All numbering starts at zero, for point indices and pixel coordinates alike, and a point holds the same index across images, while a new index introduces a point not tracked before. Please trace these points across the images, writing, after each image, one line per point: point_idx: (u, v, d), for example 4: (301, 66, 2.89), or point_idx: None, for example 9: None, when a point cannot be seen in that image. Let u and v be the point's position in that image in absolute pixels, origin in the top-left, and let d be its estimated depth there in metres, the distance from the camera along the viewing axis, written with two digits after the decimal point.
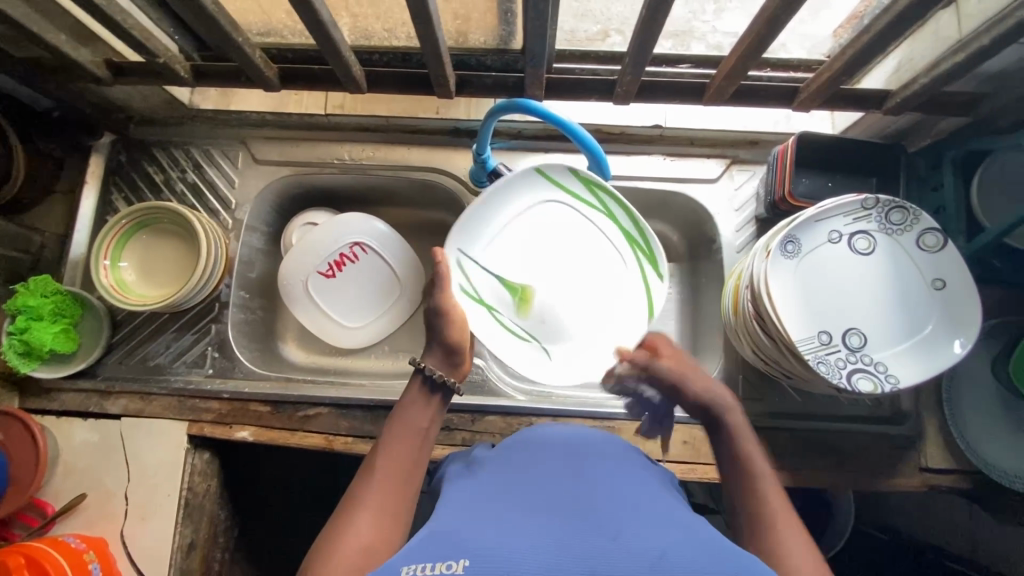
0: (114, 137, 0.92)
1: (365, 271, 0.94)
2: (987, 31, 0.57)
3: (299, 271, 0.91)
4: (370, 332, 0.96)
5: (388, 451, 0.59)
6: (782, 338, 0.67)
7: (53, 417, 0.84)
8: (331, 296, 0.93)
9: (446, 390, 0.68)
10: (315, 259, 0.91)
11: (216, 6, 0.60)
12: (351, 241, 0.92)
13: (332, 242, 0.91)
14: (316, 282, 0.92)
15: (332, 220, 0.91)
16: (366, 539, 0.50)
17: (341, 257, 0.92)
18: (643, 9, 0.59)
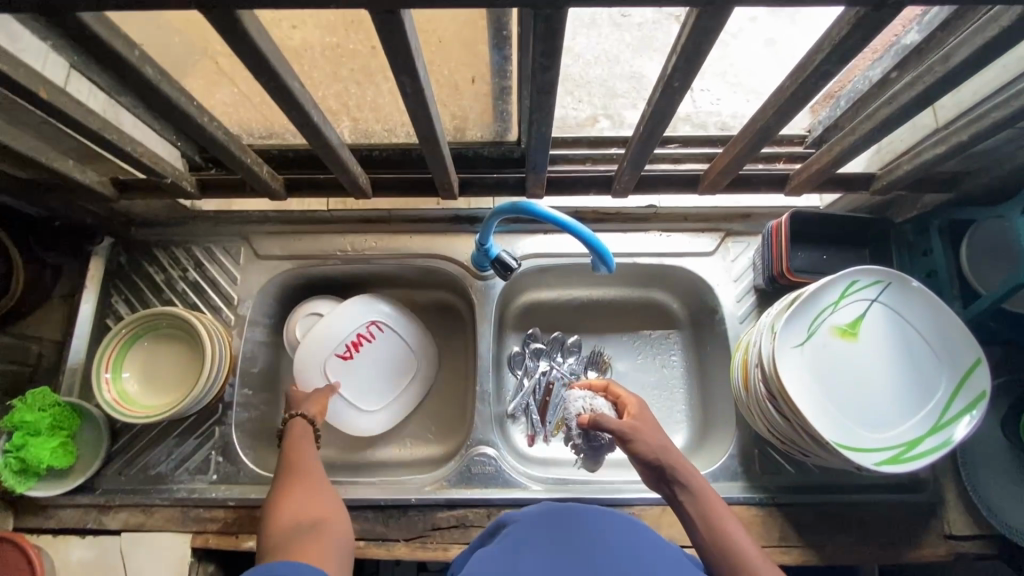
0: (113, 239, 0.92)
1: (381, 351, 0.93)
2: (965, 129, 0.60)
3: (318, 353, 0.89)
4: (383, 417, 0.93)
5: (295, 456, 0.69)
6: (798, 421, 0.67)
7: (50, 536, 0.80)
8: (350, 378, 0.91)
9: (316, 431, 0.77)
10: (332, 342, 0.90)
11: (227, 135, 0.61)
12: (368, 320, 0.92)
13: (348, 325, 0.91)
14: (333, 364, 0.90)
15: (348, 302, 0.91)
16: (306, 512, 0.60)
17: (358, 338, 0.92)
18: (642, 125, 0.62)
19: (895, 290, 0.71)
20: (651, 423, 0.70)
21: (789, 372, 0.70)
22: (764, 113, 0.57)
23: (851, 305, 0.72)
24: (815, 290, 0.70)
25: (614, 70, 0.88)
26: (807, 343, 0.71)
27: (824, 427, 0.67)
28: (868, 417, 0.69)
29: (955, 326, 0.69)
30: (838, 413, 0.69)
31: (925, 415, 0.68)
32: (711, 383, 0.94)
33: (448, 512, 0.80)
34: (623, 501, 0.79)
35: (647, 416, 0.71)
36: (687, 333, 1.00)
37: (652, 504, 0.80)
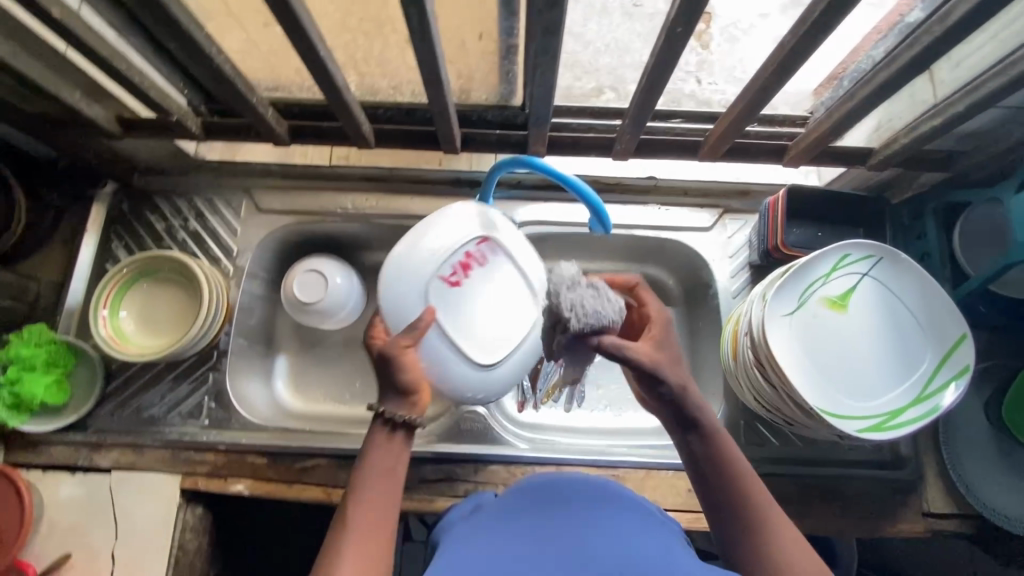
0: (117, 185, 0.93)
1: (501, 280, 0.62)
2: (961, 99, 0.61)
3: (406, 283, 0.61)
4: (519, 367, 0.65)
5: (358, 515, 0.54)
6: (783, 387, 0.68)
7: (40, 471, 0.81)
8: (450, 314, 0.61)
9: (410, 426, 0.59)
10: (432, 262, 0.61)
11: (234, 70, 0.62)
12: (477, 236, 0.62)
13: (449, 237, 0.61)
14: (433, 292, 0.61)
15: (445, 210, 0.64)
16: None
17: (466, 257, 0.62)
18: (644, 76, 0.64)
19: (886, 266, 0.72)
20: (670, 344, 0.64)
21: (778, 340, 0.71)
22: (765, 70, 0.60)
23: (841, 276, 0.73)
24: (807, 261, 0.71)
25: (626, 61, 0.84)
26: (796, 313, 0.72)
27: (809, 394, 0.69)
28: (853, 387, 0.70)
29: (941, 301, 0.70)
30: (823, 382, 0.70)
31: (908, 387, 0.69)
32: (703, 359, 0.95)
33: (435, 466, 0.81)
34: (608, 464, 0.81)
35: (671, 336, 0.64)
36: (681, 310, 1.00)
37: (637, 467, 0.81)
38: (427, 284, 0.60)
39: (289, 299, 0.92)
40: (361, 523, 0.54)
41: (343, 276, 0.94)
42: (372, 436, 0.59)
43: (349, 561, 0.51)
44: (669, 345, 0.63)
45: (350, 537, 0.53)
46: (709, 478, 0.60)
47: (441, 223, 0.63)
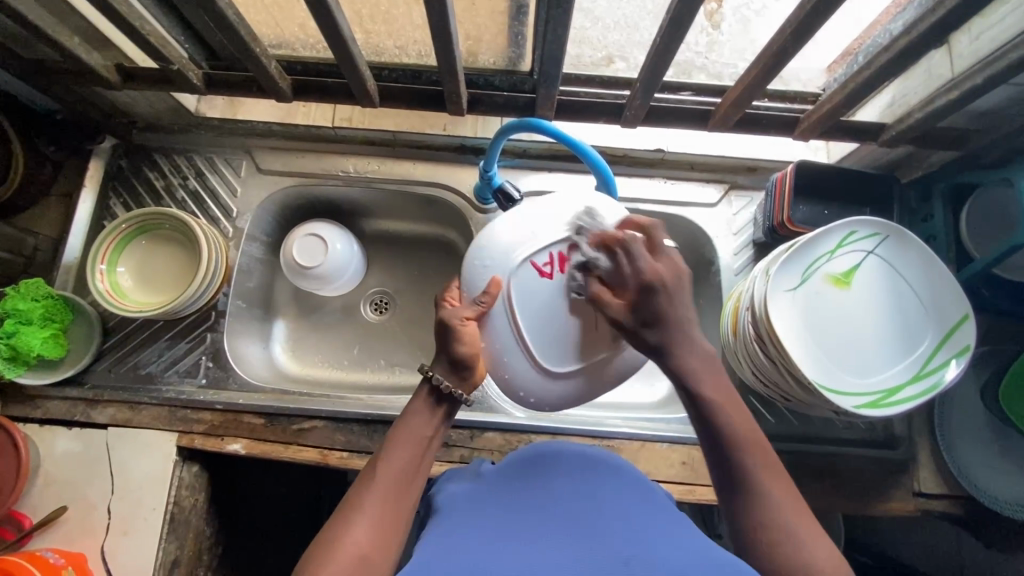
0: (116, 141, 0.91)
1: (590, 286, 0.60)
2: (981, 71, 0.60)
3: (498, 256, 0.59)
4: (573, 394, 0.62)
5: (385, 469, 0.54)
6: (782, 361, 0.68)
7: (36, 425, 0.81)
8: (529, 309, 0.59)
9: (455, 400, 0.60)
10: (532, 245, 0.58)
11: (237, 17, 0.60)
12: (590, 232, 0.58)
13: (556, 225, 0.59)
14: (521, 277, 0.58)
15: (562, 196, 0.62)
16: (364, 548, 0.48)
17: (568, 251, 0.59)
18: (656, 38, 0.61)
19: (892, 244, 0.71)
20: (680, 307, 0.54)
21: (779, 315, 0.70)
22: (781, 36, 0.60)
23: (845, 254, 0.72)
24: (813, 236, 0.70)
25: (634, 39, 0.78)
26: (799, 289, 0.72)
27: (808, 369, 0.68)
28: (853, 364, 0.70)
29: (944, 281, 0.70)
30: (823, 359, 0.70)
31: (907, 366, 0.69)
32: (702, 335, 0.95)
33: None
34: (604, 435, 0.81)
35: (683, 300, 0.54)
36: None
37: (631, 439, 0.81)
38: (517, 265, 0.58)
39: (288, 262, 0.91)
40: (388, 477, 0.54)
41: (344, 242, 0.93)
42: (416, 399, 0.60)
43: (369, 513, 0.51)
44: (689, 338, 0.54)
45: (374, 490, 0.53)
46: (714, 444, 0.53)
47: (560, 209, 0.61)
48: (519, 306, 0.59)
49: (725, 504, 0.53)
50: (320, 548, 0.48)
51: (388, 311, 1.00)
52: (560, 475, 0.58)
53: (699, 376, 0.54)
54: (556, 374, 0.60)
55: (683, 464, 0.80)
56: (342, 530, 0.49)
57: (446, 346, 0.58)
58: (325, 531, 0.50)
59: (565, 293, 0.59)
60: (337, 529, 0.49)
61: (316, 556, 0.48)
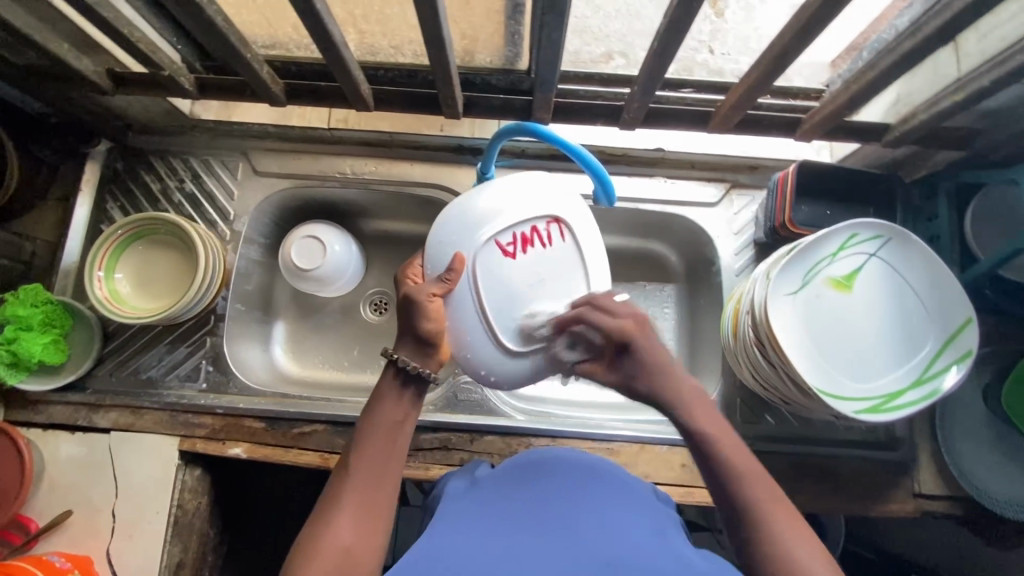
0: (111, 145, 0.91)
1: (556, 266, 0.60)
2: (987, 72, 0.59)
3: (462, 233, 0.60)
4: (539, 367, 0.62)
5: (362, 460, 0.55)
6: (782, 366, 0.67)
7: (39, 430, 0.81)
8: (491, 287, 0.59)
9: (423, 380, 0.59)
10: (495, 224, 0.59)
11: (226, 22, 0.60)
12: (548, 214, 0.60)
13: (522, 207, 0.60)
14: (484, 255, 0.59)
15: (523, 179, 0.62)
16: (346, 541, 0.50)
17: (532, 233, 0.60)
18: (655, 39, 0.60)
19: (895, 246, 0.70)
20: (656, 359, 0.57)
21: (779, 319, 0.70)
22: (783, 35, 0.58)
23: (846, 256, 0.71)
24: (814, 240, 0.69)
25: (636, 28, 0.76)
26: (800, 293, 0.71)
27: (809, 375, 0.68)
28: (853, 369, 0.70)
29: (947, 284, 0.69)
30: (823, 364, 0.69)
31: (907, 370, 0.69)
32: (703, 335, 0.94)
33: (432, 434, 0.81)
34: (604, 437, 0.81)
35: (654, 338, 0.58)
36: (682, 287, 0.99)
37: (631, 441, 0.81)
38: (480, 244, 0.59)
39: (286, 265, 0.90)
40: (365, 468, 0.54)
41: (342, 245, 0.93)
42: (384, 381, 0.59)
43: (349, 506, 0.52)
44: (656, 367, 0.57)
45: (353, 482, 0.54)
46: (710, 468, 0.55)
47: (515, 186, 0.61)
48: (484, 282, 0.59)
49: (726, 525, 0.53)
50: (305, 543, 0.50)
51: (387, 311, 1.00)
52: (555, 477, 0.58)
53: (677, 396, 0.57)
54: (516, 351, 0.60)
55: (683, 466, 0.81)
56: (323, 524, 0.51)
57: (409, 322, 0.58)
58: (309, 525, 0.52)
59: (526, 276, 0.59)
60: (319, 525, 0.51)
61: (301, 555, 0.49)
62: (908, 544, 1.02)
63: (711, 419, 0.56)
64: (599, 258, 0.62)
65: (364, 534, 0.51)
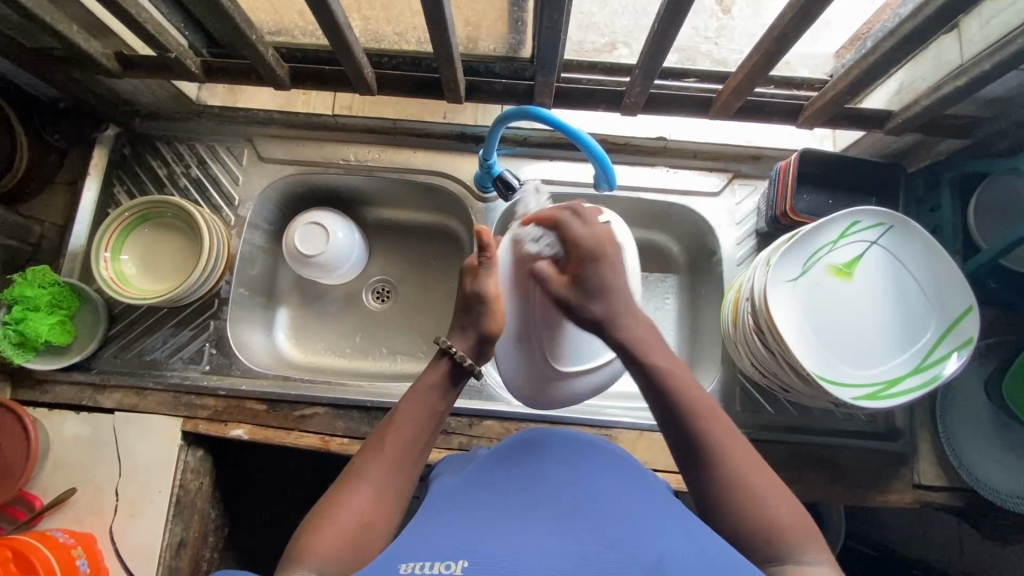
0: (119, 130, 0.92)
1: None
2: (989, 57, 0.59)
3: (525, 248, 0.67)
4: (577, 392, 0.73)
5: (389, 439, 0.57)
6: (782, 352, 0.67)
7: (45, 409, 0.82)
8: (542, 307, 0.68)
9: (465, 373, 0.64)
10: (554, 243, 0.65)
11: (233, 3, 0.60)
12: (594, 251, 0.70)
13: (584, 229, 0.63)
14: (537, 271, 0.64)
15: (568, 209, 0.68)
16: (367, 515, 0.51)
17: (587, 257, 0.65)
18: (655, 23, 0.60)
19: (896, 234, 0.70)
20: (617, 271, 0.62)
21: (779, 305, 0.70)
22: (784, 19, 0.58)
23: (846, 244, 0.71)
24: (815, 226, 0.69)
25: (641, 24, 0.78)
26: (801, 280, 0.71)
27: (807, 360, 0.68)
28: (853, 357, 0.69)
29: (948, 272, 0.69)
30: (823, 352, 0.69)
31: (908, 357, 0.69)
32: (703, 326, 0.94)
33: None
34: (602, 424, 0.81)
35: (609, 274, 0.61)
36: (683, 278, 0.99)
37: (629, 428, 0.81)
38: (532, 263, 0.67)
39: (289, 251, 0.91)
40: (392, 449, 0.56)
41: (344, 231, 0.93)
42: (428, 372, 0.63)
43: (373, 481, 0.54)
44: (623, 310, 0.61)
45: (379, 458, 0.56)
46: (677, 423, 0.56)
47: (593, 215, 0.66)
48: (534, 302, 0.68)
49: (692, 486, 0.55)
50: (324, 512, 0.51)
51: (389, 299, 1.01)
52: (551, 457, 0.58)
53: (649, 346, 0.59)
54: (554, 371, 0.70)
55: None
56: (344, 496, 0.52)
57: (475, 322, 0.65)
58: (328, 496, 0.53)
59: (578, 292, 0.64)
60: (340, 495, 0.52)
61: (320, 519, 0.51)
62: (907, 539, 1.02)
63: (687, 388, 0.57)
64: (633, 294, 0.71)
65: (382, 510, 0.53)
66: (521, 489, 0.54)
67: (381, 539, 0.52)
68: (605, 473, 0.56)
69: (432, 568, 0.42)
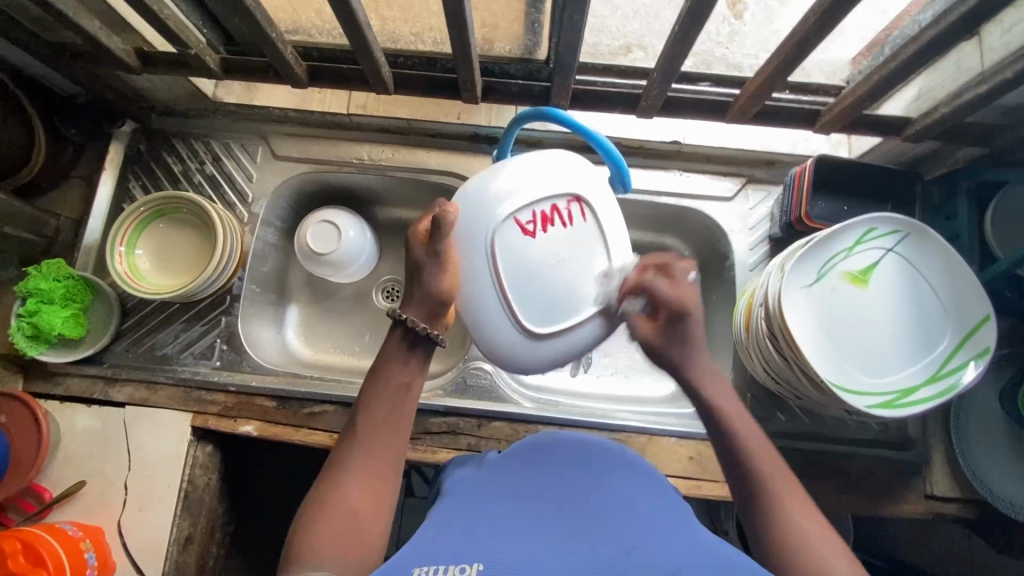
0: (135, 125, 0.93)
1: (579, 245, 0.62)
2: (1010, 65, 0.59)
3: (483, 210, 0.60)
4: (561, 354, 0.64)
5: (362, 424, 0.56)
6: (796, 360, 0.67)
7: (56, 401, 0.83)
8: (510, 263, 0.60)
9: (425, 337, 0.59)
10: (515, 203, 0.60)
11: (255, 2, 0.61)
12: (569, 194, 0.62)
13: (541, 187, 0.61)
14: (503, 233, 0.60)
15: (548, 159, 0.63)
16: (355, 505, 0.52)
17: (551, 211, 0.61)
18: (675, 26, 0.60)
19: (912, 242, 0.70)
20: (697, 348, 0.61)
21: (793, 311, 0.69)
22: (804, 22, 0.58)
23: (860, 250, 0.70)
24: (830, 232, 0.69)
25: (655, 29, 0.78)
26: (814, 286, 0.70)
27: (822, 368, 0.68)
28: (867, 365, 0.69)
29: (964, 281, 0.68)
30: (837, 360, 0.69)
31: (923, 366, 0.68)
32: (714, 331, 0.94)
33: (441, 418, 0.81)
34: (612, 427, 0.81)
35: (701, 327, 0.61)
36: (694, 282, 0.98)
37: (639, 432, 0.81)
38: (503, 221, 0.60)
39: (301, 249, 0.91)
40: (365, 430, 0.56)
41: (356, 230, 0.93)
42: (392, 343, 0.59)
43: (358, 471, 0.54)
44: (695, 353, 0.62)
45: (360, 446, 0.55)
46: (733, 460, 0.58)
47: (543, 166, 0.62)
48: (504, 261, 0.60)
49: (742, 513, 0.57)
50: (315, 504, 0.52)
51: (399, 299, 1.01)
52: (566, 463, 0.58)
53: (710, 389, 0.61)
54: (537, 336, 0.62)
55: (691, 459, 0.80)
56: (332, 486, 0.53)
57: (424, 284, 0.59)
58: (316, 491, 0.54)
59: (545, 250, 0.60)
60: (328, 486, 0.53)
61: (308, 513, 0.52)
62: (918, 551, 1.01)
63: (739, 416, 0.60)
64: (621, 240, 0.64)
65: (371, 498, 0.53)
66: (532, 495, 0.53)
67: (376, 522, 0.52)
68: (616, 479, 0.56)
69: (447, 572, 0.41)
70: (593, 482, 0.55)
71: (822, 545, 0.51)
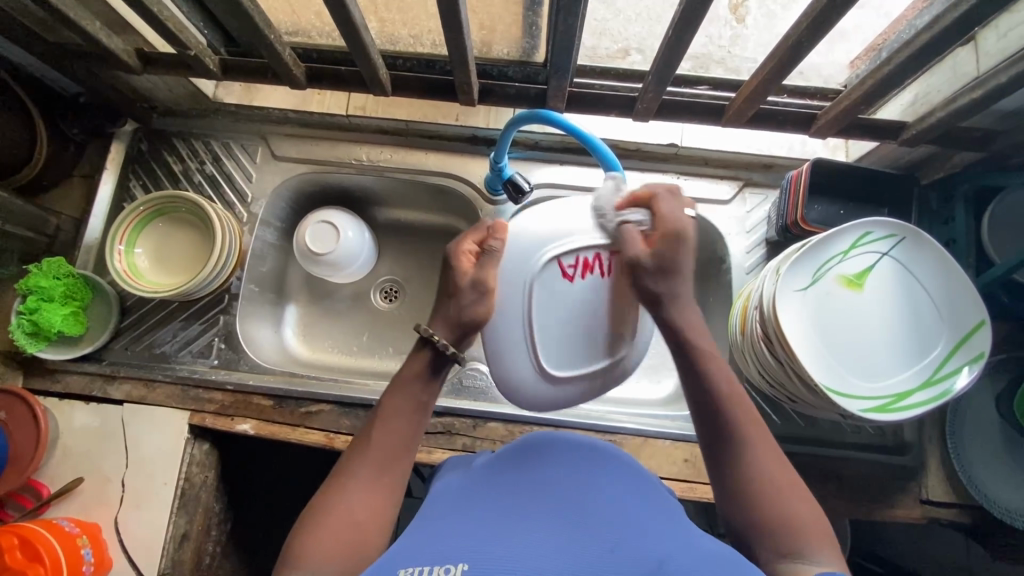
0: (137, 125, 0.93)
1: (613, 295, 0.61)
2: (1005, 70, 0.59)
3: (525, 252, 0.61)
4: (569, 397, 0.66)
5: (375, 439, 0.57)
6: (791, 363, 0.67)
7: (55, 399, 0.83)
8: (546, 309, 0.62)
9: (447, 359, 0.61)
10: (557, 246, 0.61)
11: (253, 3, 0.61)
12: (612, 243, 0.61)
13: (588, 234, 0.61)
14: (543, 278, 0.61)
15: (603, 197, 0.62)
16: (358, 515, 0.52)
17: (593, 261, 0.61)
18: (670, 30, 0.60)
19: (908, 246, 0.70)
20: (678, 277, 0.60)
21: (788, 315, 0.69)
22: (797, 28, 0.58)
23: (856, 255, 0.70)
24: (825, 237, 0.69)
25: (656, 32, 0.77)
26: (810, 290, 0.70)
27: (816, 371, 0.68)
28: (862, 370, 0.69)
29: (961, 286, 0.68)
30: (832, 364, 0.69)
31: (919, 370, 0.68)
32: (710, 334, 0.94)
33: (437, 419, 0.82)
34: (607, 429, 0.81)
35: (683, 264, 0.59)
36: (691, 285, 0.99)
37: (634, 434, 0.81)
38: (544, 268, 0.61)
39: (300, 248, 0.92)
40: (378, 444, 0.57)
41: (355, 230, 0.94)
42: (412, 361, 0.61)
43: (363, 482, 0.54)
44: (684, 300, 0.61)
45: (367, 459, 0.56)
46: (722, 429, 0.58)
47: (595, 204, 0.62)
48: (537, 306, 0.62)
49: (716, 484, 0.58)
50: (318, 511, 0.52)
51: (397, 299, 1.01)
52: (557, 463, 0.58)
53: (695, 341, 0.60)
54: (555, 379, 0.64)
55: (686, 461, 0.80)
56: (338, 496, 0.53)
57: (460, 312, 0.60)
58: (321, 499, 0.54)
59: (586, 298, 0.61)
60: (332, 496, 0.53)
61: (310, 522, 0.51)
62: (913, 555, 1.00)
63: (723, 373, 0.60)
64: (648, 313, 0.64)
65: (372, 507, 0.53)
66: (521, 492, 0.53)
67: (379, 538, 0.52)
68: (608, 480, 0.56)
69: (432, 573, 0.42)
70: (585, 482, 0.55)
71: (784, 508, 0.53)
